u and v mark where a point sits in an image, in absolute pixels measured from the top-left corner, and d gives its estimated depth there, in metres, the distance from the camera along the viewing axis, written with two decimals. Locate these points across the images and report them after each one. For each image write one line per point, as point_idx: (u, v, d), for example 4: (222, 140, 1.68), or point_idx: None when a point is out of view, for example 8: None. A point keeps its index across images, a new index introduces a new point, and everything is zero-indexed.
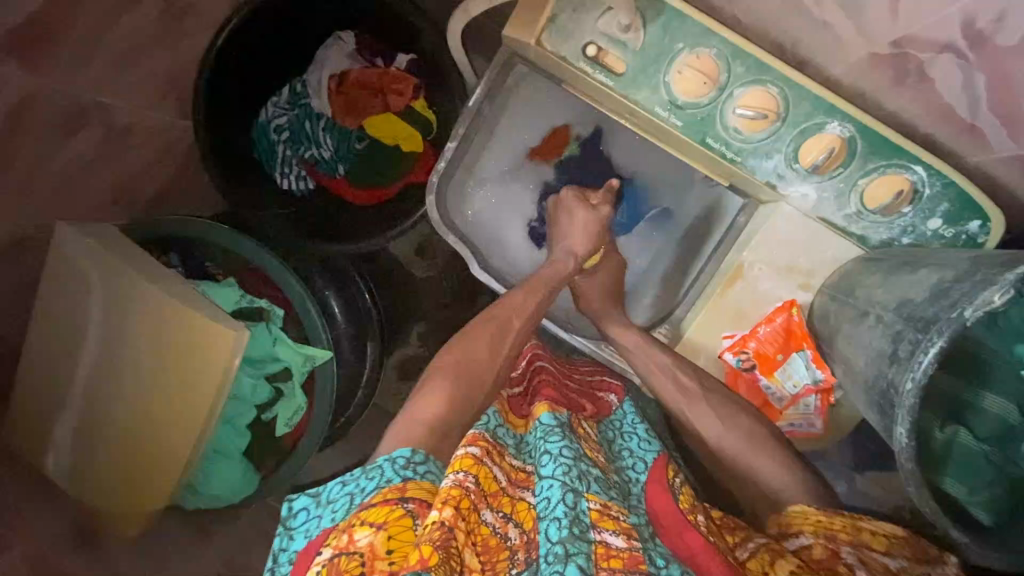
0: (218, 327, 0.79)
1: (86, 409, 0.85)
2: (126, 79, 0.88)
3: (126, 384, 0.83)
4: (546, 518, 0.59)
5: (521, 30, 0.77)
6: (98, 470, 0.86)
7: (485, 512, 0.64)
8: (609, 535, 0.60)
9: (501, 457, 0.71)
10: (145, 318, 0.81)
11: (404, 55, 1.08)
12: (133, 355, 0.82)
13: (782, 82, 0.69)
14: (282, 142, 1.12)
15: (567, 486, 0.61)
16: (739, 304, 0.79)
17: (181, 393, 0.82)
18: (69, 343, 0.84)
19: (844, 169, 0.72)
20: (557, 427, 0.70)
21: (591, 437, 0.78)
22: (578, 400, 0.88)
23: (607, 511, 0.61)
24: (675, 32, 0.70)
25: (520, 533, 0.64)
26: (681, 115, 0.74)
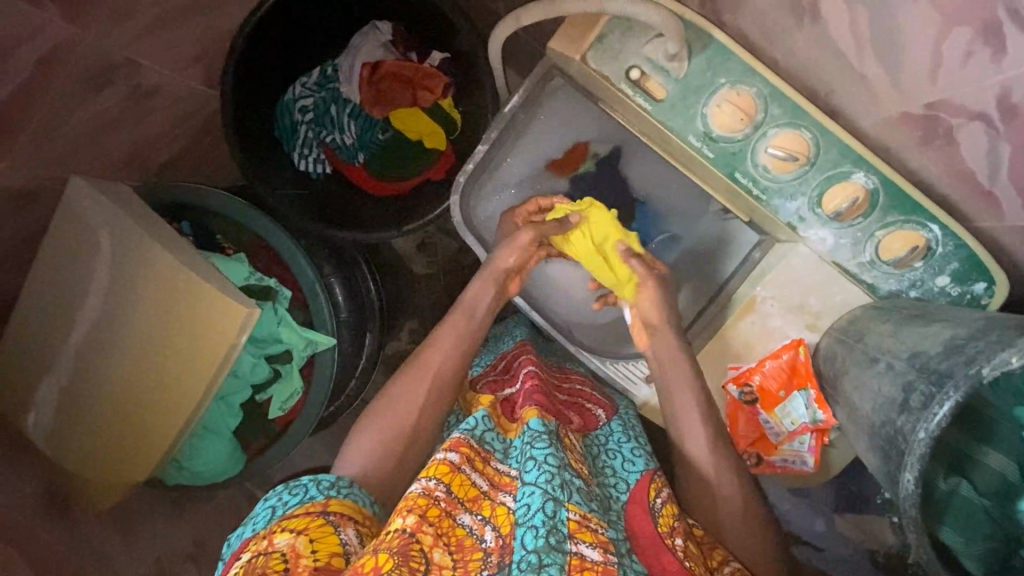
0: (228, 302, 0.78)
1: (76, 373, 0.82)
2: (159, 40, 0.86)
3: (122, 350, 0.81)
4: (523, 524, 0.60)
5: (566, 44, 0.77)
6: (81, 435, 0.83)
7: (462, 515, 0.65)
8: (586, 547, 0.60)
9: (484, 459, 0.71)
10: (153, 286, 0.79)
11: (438, 53, 1.09)
12: (133, 321, 0.80)
13: (816, 128, 0.71)
14: (305, 123, 1.11)
15: (548, 494, 0.62)
16: (746, 336, 0.82)
17: (182, 366, 0.80)
18: (68, 304, 0.82)
19: (863, 219, 0.74)
20: (545, 434, 0.70)
21: (577, 450, 0.75)
22: (567, 411, 0.84)
23: (586, 522, 0.62)
24: (718, 68, 0.72)
25: (495, 537, 0.64)
26: (713, 147, 0.76)
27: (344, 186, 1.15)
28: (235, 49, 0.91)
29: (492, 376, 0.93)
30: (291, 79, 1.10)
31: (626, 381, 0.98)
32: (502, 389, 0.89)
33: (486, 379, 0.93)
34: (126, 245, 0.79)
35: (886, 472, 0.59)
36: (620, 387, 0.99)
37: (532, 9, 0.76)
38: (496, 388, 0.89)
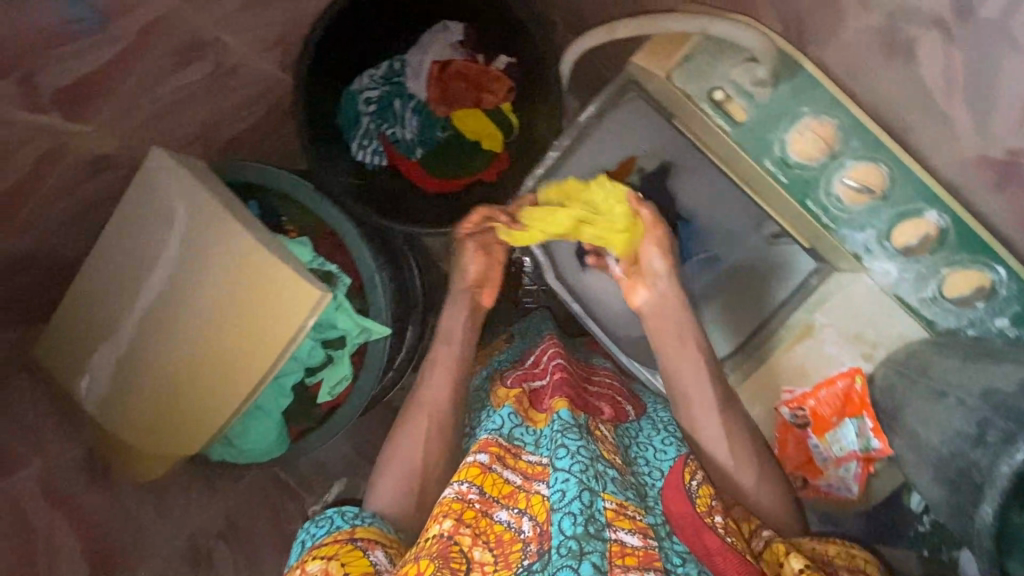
0: (298, 283, 0.78)
1: (136, 341, 0.82)
2: (248, 21, 0.85)
3: (185, 322, 0.81)
4: (559, 510, 0.59)
5: (652, 61, 0.79)
6: (134, 404, 0.83)
7: (499, 511, 0.65)
8: (624, 534, 0.59)
9: (515, 456, 0.72)
10: (224, 261, 0.79)
11: (505, 58, 1.11)
12: (201, 296, 0.80)
13: (893, 164, 0.73)
14: (367, 115, 1.11)
15: (583, 484, 0.60)
16: (801, 362, 0.84)
17: (244, 343, 0.80)
18: (134, 271, 0.82)
19: (929, 256, 0.76)
20: (574, 425, 0.68)
21: (608, 441, 0.73)
22: (596, 403, 0.81)
23: (623, 510, 0.61)
24: (802, 96, 0.74)
25: (533, 527, 0.63)
26: (788, 173, 0.77)
27: (396, 178, 1.15)
28: (312, 38, 0.91)
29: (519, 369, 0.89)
30: (358, 70, 1.11)
31: None
32: (530, 381, 0.85)
33: (513, 371, 0.89)
34: (202, 218, 0.80)
35: (955, 504, 0.60)
36: None
37: (619, 24, 0.79)
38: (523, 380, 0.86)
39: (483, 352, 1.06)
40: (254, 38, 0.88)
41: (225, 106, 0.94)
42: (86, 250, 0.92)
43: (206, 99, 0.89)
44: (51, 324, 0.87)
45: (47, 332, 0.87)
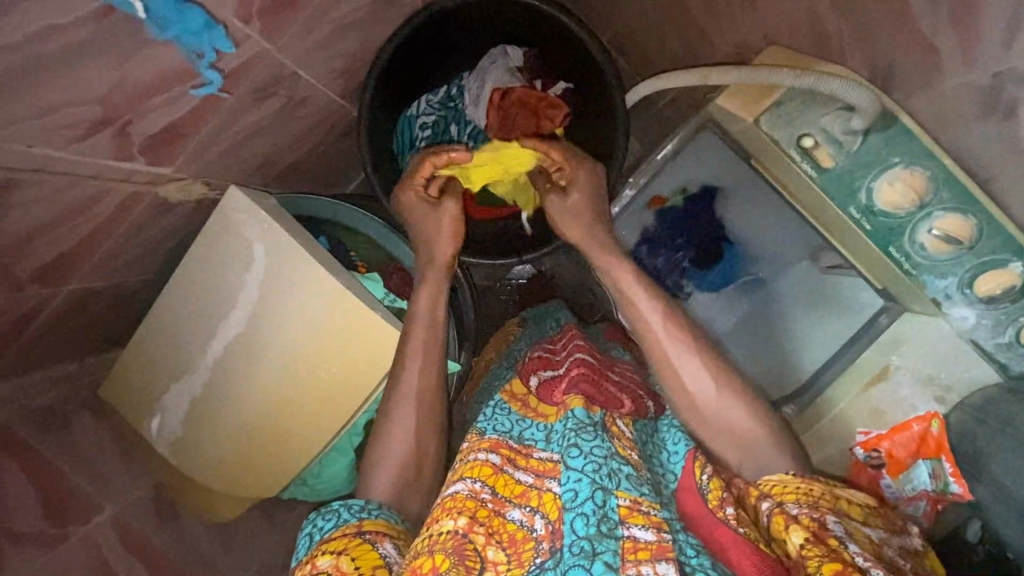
0: (377, 320, 0.78)
1: (215, 381, 0.82)
2: (324, 54, 0.83)
3: (263, 364, 0.80)
4: (572, 511, 0.59)
5: (737, 103, 0.80)
6: (212, 446, 0.83)
7: (512, 509, 0.63)
8: (638, 530, 0.58)
9: (526, 456, 0.69)
10: (305, 301, 0.78)
11: (561, 84, 1.11)
12: (281, 337, 0.79)
13: (984, 216, 0.73)
14: (423, 140, 1.09)
15: (596, 483, 0.60)
16: (876, 404, 0.85)
17: (325, 380, 0.80)
18: (211, 308, 0.81)
19: (1010, 304, 0.76)
20: (590, 424, 0.66)
21: (626, 437, 0.70)
22: (617, 395, 0.76)
23: (637, 507, 0.60)
24: (895, 147, 0.74)
25: (546, 523, 0.61)
26: (873, 220, 0.78)
27: None
28: (378, 63, 0.91)
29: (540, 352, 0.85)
30: (416, 94, 1.10)
31: None
32: (543, 365, 0.81)
33: (533, 357, 0.83)
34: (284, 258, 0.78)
35: None
36: None
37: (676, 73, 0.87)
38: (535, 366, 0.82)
39: (495, 338, 1.04)
40: (325, 69, 0.86)
41: (289, 135, 0.91)
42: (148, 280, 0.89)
43: (274, 130, 0.87)
44: (121, 359, 0.85)
45: (116, 367, 0.85)
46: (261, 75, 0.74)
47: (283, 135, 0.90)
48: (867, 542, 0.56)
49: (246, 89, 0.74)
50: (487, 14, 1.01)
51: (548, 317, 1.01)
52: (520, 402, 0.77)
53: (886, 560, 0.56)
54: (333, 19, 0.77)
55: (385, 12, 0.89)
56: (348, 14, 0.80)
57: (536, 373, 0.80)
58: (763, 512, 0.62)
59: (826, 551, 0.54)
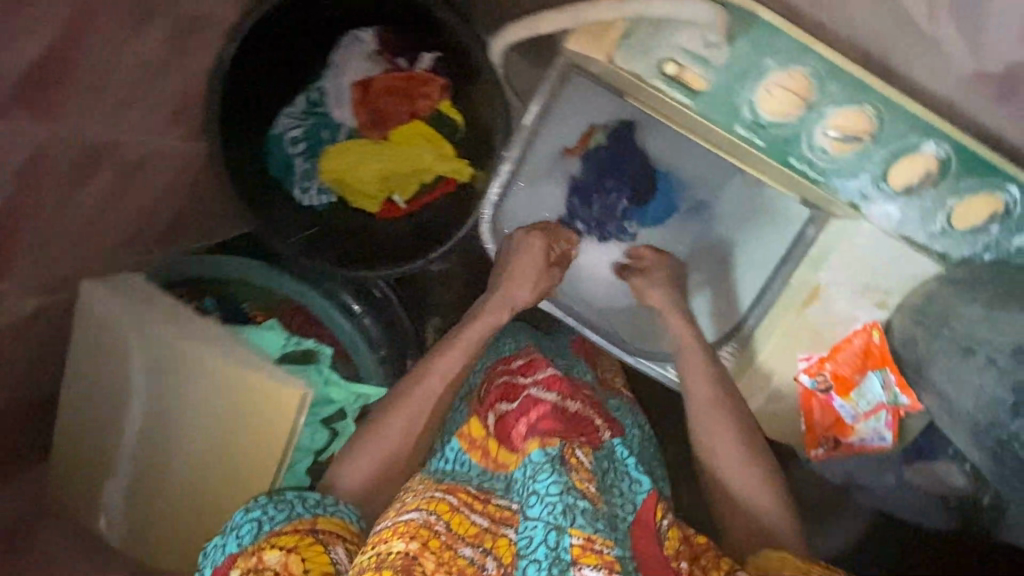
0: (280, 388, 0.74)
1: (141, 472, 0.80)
2: (139, 109, 0.76)
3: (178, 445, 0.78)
4: (525, 557, 0.57)
5: (588, 45, 0.69)
6: (156, 536, 0.80)
7: (465, 548, 0.60)
8: (589, 572, 0.55)
9: (485, 500, 0.65)
10: (201, 376, 0.76)
11: (428, 54, 1.00)
12: (186, 416, 0.77)
13: (881, 103, 0.64)
14: (299, 156, 1.03)
15: (551, 525, 0.57)
16: (814, 324, 0.79)
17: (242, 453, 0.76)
18: (115, 408, 0.79)
19: (933, 190, 0.69)
20: (550, 461, 0.62)
21: (586, 468, 0.64)
22: (577, 424, 0.69)
23: (590, 545, 0.56)
24: (764, 49, 0.64)
25: (498, 567, 0.60)
26: (764, 134, 0.69)
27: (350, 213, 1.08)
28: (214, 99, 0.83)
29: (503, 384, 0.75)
30: (274, 111, 1.00)
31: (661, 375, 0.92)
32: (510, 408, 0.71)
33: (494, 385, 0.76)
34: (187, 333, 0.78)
35: None
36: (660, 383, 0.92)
37: (545, 17, 0.68)
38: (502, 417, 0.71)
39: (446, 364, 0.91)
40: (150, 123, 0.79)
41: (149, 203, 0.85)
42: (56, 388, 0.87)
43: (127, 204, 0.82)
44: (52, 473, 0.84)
45: (52, 482, 0.85)
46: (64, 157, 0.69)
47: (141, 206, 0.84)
48: None
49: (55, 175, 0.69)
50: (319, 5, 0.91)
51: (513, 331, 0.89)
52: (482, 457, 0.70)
53: None
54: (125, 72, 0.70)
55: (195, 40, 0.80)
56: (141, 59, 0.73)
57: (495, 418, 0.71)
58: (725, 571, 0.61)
59: None
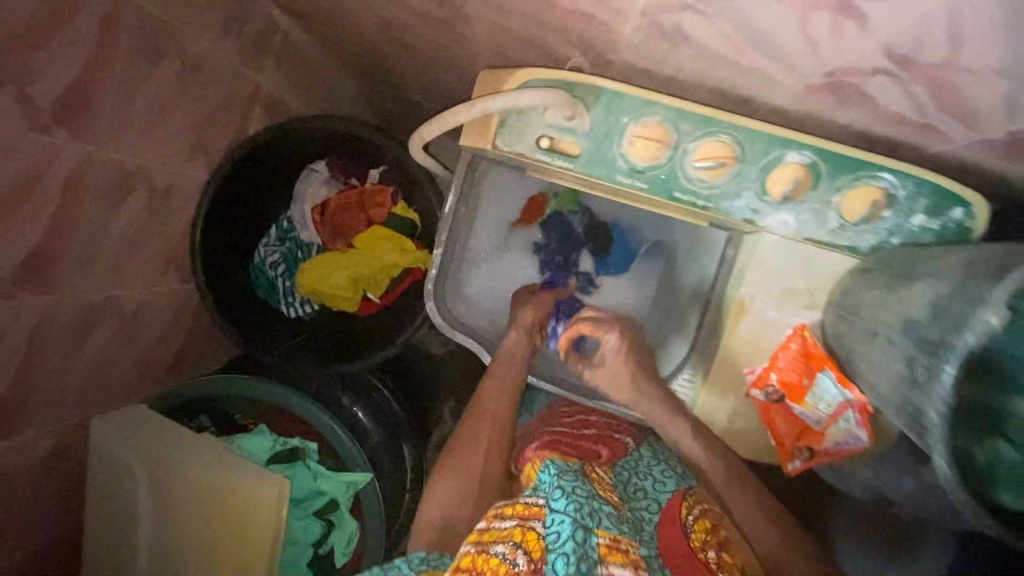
0: (260, 482, 0.84)
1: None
2: (131, 266, 0.91)
3: (182, 560, 0.87)
4: (553, 551, 0.62)
5: (476, 140, 0.80)
6: None
7: (497, 545, 0.68)
8: (618, 568, 0.61)
9: (514, 503, 0.72)
10: (188, 491, 0.87)
11: (375, 169, 1.16)
12: (183, 530, 0.87)
13: (733, 130, 0.71)
14: (280, 276, 1.17)
15: (579, 522, 0.63)
16: (751, 337, 0.81)
17: (235, 556, 0.85)
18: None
19: (814, 191, 0.73)
20: (572, 469, 0.71)
21: (606, 482, 0.76)
22: (592, 447, 0.88)
23: (618, 545, 0.63)
24: (617, 109, 0.73)
25: (527, 561, 0.65)
26: (644, 178, 0.77)
27: (332, 317, 1.20)
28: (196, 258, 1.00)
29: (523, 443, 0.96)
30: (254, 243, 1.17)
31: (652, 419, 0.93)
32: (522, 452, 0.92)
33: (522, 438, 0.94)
34: (173, 469, 0.87)
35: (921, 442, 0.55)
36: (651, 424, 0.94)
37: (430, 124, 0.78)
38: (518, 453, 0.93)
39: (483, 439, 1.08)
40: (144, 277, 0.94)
41: (150, 339, 0.98)
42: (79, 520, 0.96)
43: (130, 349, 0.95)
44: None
45: None
46: (69, 316, 0.82)
47: (144, 343, 0.97)
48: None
49: (58, 336, 0.82)
50: (274, 155, 1.08)
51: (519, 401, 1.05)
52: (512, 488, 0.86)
53: None
54: (111, 240, 0.86)
55: (173, 201, 0.96)
56: (127, 227, 0.88)
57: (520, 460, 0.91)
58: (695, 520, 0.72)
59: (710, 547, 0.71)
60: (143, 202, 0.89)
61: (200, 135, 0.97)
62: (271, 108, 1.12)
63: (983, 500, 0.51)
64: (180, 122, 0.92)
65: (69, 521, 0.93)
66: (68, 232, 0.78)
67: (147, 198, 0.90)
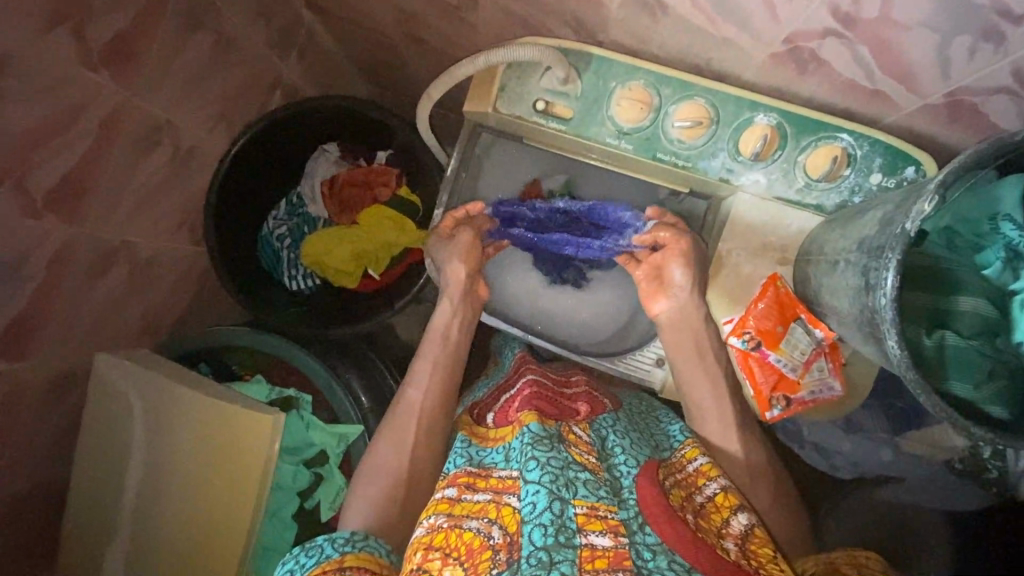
0: (256, 414, 0.90)
1: (140, 507, 0.95)
2: (146, 217, 0.97)
3: (175, 488, 0.93)
4: (530, 522, 0.59)
5: (478, 104, 0.88)
6: (161, 560, 0.93)
7: (470, 520, 0.64)
8: (596, 536, 0.58)
9: (486, 476, 0.70)
10: (185, 423, 0.93)
11: (382, 152, 1.24)
12: (178, 460, 0.93)
13: (708, 94, 0.80)
14: (286, 248, 1.23)
15: (553, 493, 0.60)
16: (729, 289, 0.88)
17: (225, 486, 0.91)
18: (119, 452, 0.95)
19: (781, 152, 0.81)
20: (546, 436, 0.68)
21: (584, 441, 0.73)
22: (572, 406, 0.84)
23: (595, 512, 0.59)
24: (606, 75, 0.83)
25: (504, 534, 0.62)
26: (630, 139, 0.85)
27: (332, 291, 1.26)
28: (209, 220, 1.05)
29: (493, 395, 0.92)
30: (264, 216, 1.25)
31: (639, 372, 0.99)
32: (496, 405, 0.87)
33: (490, 397, 0.91)
34: (173, 403, 0.93)
35: (877, 348, 0.62)
36: (638, 378, 1.00)
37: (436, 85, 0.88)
38: (490, 404, 0.88)
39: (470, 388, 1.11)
40: (157, 229, 1.00)
41: (159, 292, 1.05)
42: (72, 455, 1.00)
43: (136, 295, 1.00)
44: (68, 519, 0.97)
45: (68, 525, 0.97)
46: (87, 252, 0.88)
47: (152, 293, 1.04)
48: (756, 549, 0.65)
49: (74, 269, 0.87)
50: (289, 133, 1.16)
51: (503, 354, 1.08)
52: (477, 436, 0.80)
53: (755, 553, 0.64)
54: (132, 189, 0.92)
55: (192, 164, 1.03)
56: (148, 178, 0.95)
57: (492, 412, 0.85)
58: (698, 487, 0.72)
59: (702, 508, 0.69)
60: (166, 157, 0.96)
61: (222, 107, 1.05)
62: (291, 96, 1.21)
63: (936, 385, 0.58)
64: (207, 91, 1.00)
65: (64, 449, 0.98)
66: (95, 172, 0.85)
67: (168, 155, 0.97)
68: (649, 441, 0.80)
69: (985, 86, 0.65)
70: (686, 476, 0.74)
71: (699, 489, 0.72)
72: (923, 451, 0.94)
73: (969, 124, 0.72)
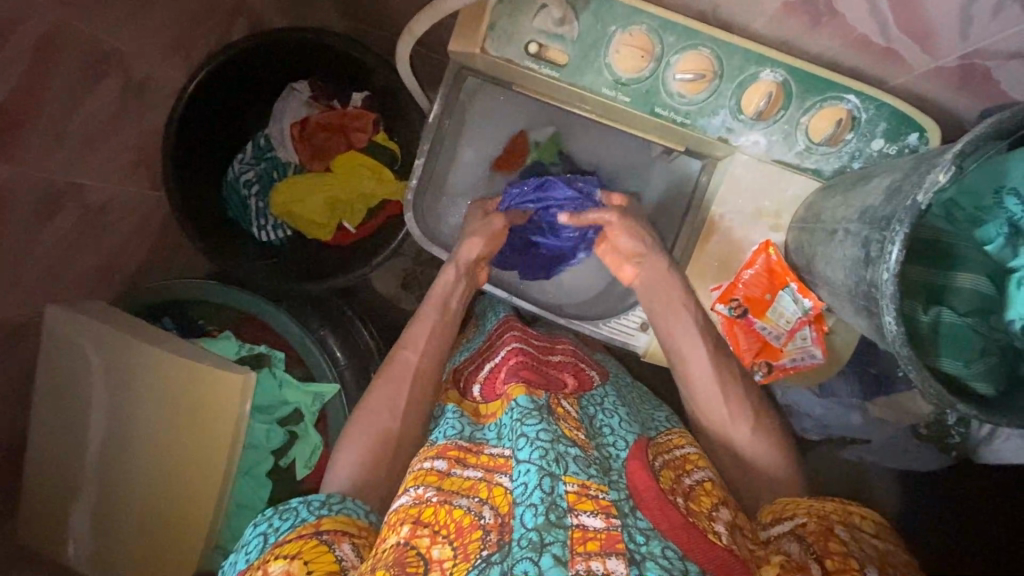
0: (226, 373, 0.86)
1: (103, 465, 0.91)
2: (96, 155, 0.88)
3: (141, 446, 0.90)
4: (522, 504, 0.57)
5: (465, 43, 0.80)
6: (128, 517, 0.91)
7: (459, 498, 0.63)
8: (587, 517, 0.56)
9: (476, 453, 0.70)
10: (148, 381, 0.88)
11: (358, 93, 1.14)
12: (142, 418, 0.89)
13: (713, 44, 0.75)
14: (253, 195, 1.15)
15: (543, 470, 0.60)
16: (721, 253, 0.85)
17: (193, 449, 0.88)
18: (80, 409, 0.90)
19: (784, 112, 0.77)
20: (534, 410, 0.68)
21: (572, 417, 0.73)
22: (559, 377, 0.84)
23: (585, 491, 0.58)
24: (606, 17, 0.75)
25: (494, 515, 0.60)
26: (627, 91, 0.79)
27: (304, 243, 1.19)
28: (167, 161, 0.96)
29: (475, 362, 0.90)
30: (229, 158, 1.16)
31: (622, 336, 0.95)
32: (480, 374, 0.87)
33: (472, 366, 0.90)
34: (133, 360, 0.88)
35: (871, 324, 0.61)
36: (620, 343, 0.96)
37: (417, 18, 0.80)
38: (474, 373, 0.88)
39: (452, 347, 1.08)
40: (109, 170, 0.91)
41: (114, 239, 0.98)
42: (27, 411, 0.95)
43: (89, 242, 0.93)
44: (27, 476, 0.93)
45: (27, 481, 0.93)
46: (31, 192, 0.80)
47: (108, 241, 0.96)
48: (740, 538, 0.63)
49: (17, 212, 0.79)
50: (252, 68, 1.06)
51: (488, 317, 1.04)
52: (468, 411, 0.80)
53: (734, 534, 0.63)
54: (78, 123, 0.83)
55: (144, 98, 0.93)
56: (96, 112, 0.85)
57: (477, 383, 0.86)
58: (692, 470, 0.72)
59: (693, 491, 0.68)
60: (116, 88, 0.87)
61: (178, 35, 0.94)
62: (255, 24, 1.10)
63: (928, 362, 0.58)
64: (160, 17, 0.89)
65: (19, 405, 0.93)
66: (33, 101, 0.76)
67: (118, 86, 0.87)
68: (638, 421, 0.80)
69: (1004, 49, 0.61)
70: (677, 458, 0.74)
71: (688, 471, 0.72)
72: (891, 417, 0.96)
73: (978, 90, 0.69)
